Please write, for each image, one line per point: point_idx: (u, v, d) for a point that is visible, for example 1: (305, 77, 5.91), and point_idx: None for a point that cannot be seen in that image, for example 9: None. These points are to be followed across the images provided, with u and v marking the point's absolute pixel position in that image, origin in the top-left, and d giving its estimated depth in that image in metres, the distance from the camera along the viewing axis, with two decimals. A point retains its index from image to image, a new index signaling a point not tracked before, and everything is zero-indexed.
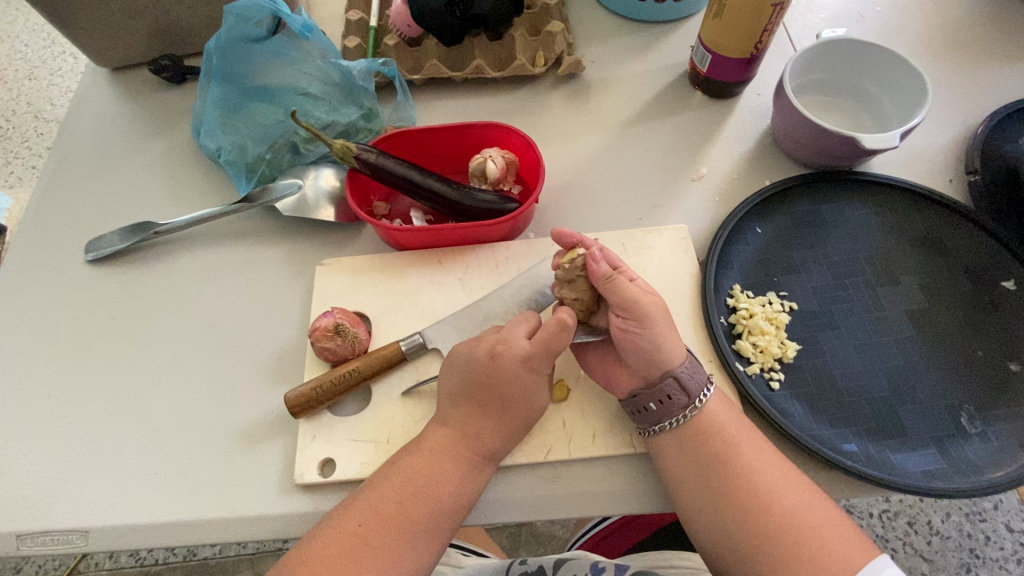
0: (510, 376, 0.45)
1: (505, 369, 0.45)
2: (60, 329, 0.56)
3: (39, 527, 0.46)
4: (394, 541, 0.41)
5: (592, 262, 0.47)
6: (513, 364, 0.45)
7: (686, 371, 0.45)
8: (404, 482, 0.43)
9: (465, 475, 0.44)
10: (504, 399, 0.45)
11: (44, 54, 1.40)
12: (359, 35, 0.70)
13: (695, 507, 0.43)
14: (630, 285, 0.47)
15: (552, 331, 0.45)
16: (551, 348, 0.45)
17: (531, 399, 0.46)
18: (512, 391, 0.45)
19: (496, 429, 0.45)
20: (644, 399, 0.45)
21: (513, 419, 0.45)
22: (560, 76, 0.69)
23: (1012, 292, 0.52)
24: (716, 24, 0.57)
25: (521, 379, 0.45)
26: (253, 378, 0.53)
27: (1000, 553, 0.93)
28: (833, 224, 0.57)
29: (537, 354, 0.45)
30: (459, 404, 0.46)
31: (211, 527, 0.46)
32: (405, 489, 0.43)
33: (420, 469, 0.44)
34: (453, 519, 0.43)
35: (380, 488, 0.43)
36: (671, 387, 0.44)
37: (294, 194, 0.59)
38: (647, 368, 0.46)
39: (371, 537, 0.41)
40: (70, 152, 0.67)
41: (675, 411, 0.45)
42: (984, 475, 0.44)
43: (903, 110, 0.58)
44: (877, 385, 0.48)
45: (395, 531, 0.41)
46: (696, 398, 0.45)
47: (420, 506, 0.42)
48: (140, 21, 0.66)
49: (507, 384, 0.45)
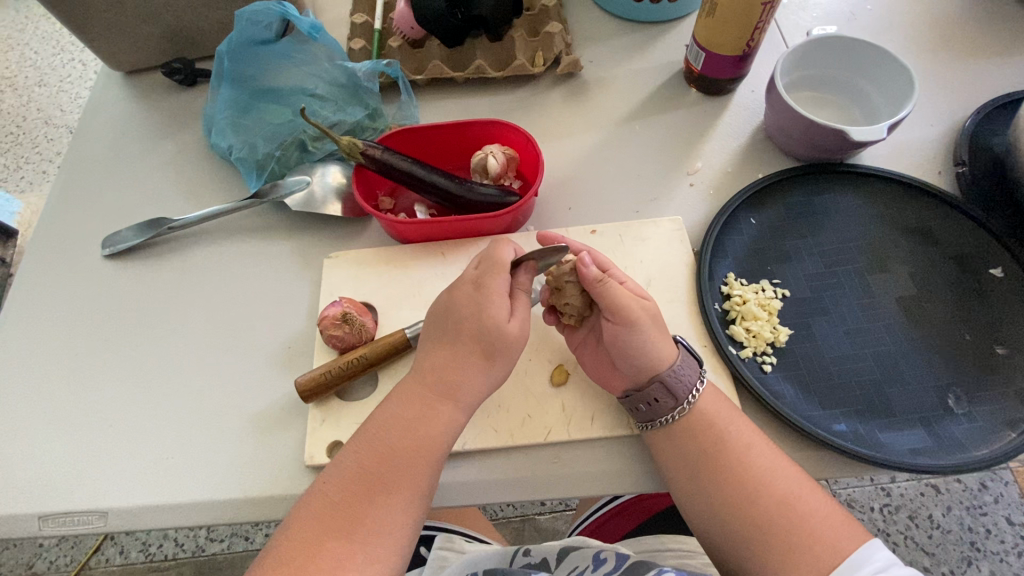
0: (462, 301, 0.48)
1: (458, 296, 0.48)
2: (79, 321, 0.58)
3: (61, 507, 0.49)
4: (366, 496, 0.43)
5: (581, 265, 0.48)
6: (465, 291, 0.48)
7: (674, 375, 0.46)
8: (371, 437, 0.45)
9: (429, 420, 0.45)
10: (457, 320, 0.47)
11: (53, 61, 1.43)
12: (365, 37, 0.73)
13: (690, 487, 0.45)
14: (617, 288, 0.48)
15: (489, 249, 0.50)
16: (493, 261, 0.49)
17: (485, 314, 0.47)
18: (464, 311, 0.47)
19: (455, 360, 0.47)
20: (635, 400, 0.47)
21: (472, 342, 0.47)
22: (559, 75, 0.71)
23: (999, 279, 0.53)
24: (708, 22, 0.59)
25: (473, 298, 0.47)
26: (264, 367, 0.55)
27: (1001, 546, 0.94)
28: (824, 214, 0.58)
29: (484, 275, 0.48)
30: (425, 346, 0.49)
31: (225, 507, 0.48)
32: (373, 443, 0.45)
33: (386, 422, 0.45)
34: (427, 467, 0.44)
35: (350, 449, 0.45)
36: (659, 390, 0.46)
37: (303, 190, 0.61)
38: (637, 372, 0.47)
39: (344, 495, 0.43)
40: (86, 152, 0.69)
41: (664, 412, 0.46)
42: (969, 452, 0.46)
43: (891, 102, 0.60)
44: (866, 368, 0.50)
45: (368, 485, 0.43)
46: (684, 400, 0.46)
47: (387, 457, 0.44)
48: (154, 26, 0.69)
49: (460, 310, 0.47)
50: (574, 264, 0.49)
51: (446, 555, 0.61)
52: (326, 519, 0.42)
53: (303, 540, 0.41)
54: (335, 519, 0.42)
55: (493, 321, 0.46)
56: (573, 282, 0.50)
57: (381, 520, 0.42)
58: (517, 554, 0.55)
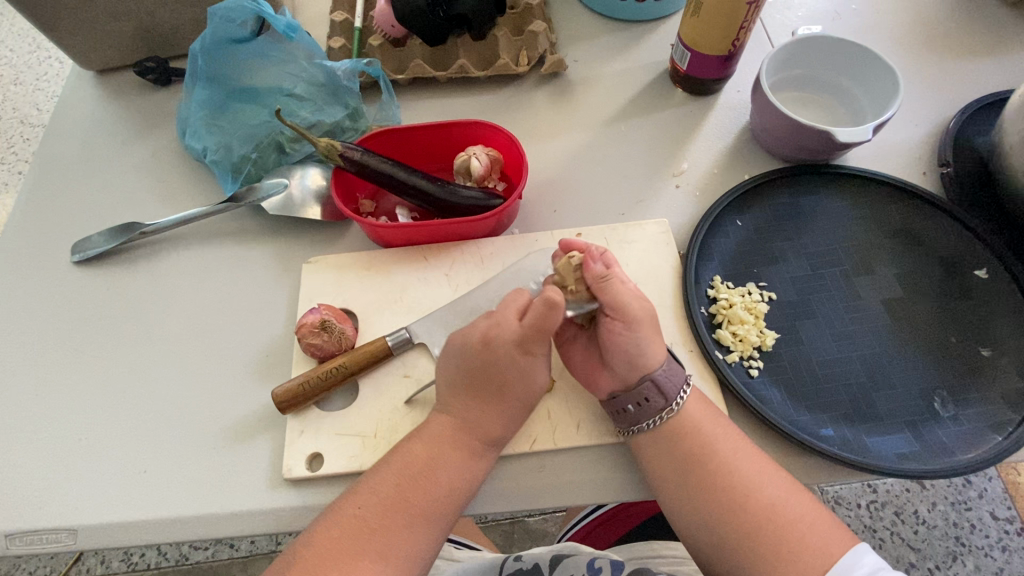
0: (506, 361, 0.45)
1: (500, 353, 0.45)
2: (48, 329, 0.56)
3: (28, 526, 0.47)
4: (398, 523, 0.42)
5: (589, 260, 0.49)
6: (508, 348, 0.45)
7: (664, 374, 0.46)
8: (409, 467, 0.44)
9: (471, 458, 0.45)
10: (500, 381, 0.46)
11: (28, 59, 1.39)
12: (344, 35, 0.71)
13: (680, 494, 0.44)
14: (621, 287, 0.48)
15: (543, 314, 0.45)
16: (543, 330, 0.45)
17: (531, 378, 0.46)
18: (507, 371, 0.46)
19: (501, 412, 0.46)
20: (623, 401, 0.46)
21: (515, 401, 0.46)
22: (543, 75, 0.70)
23: (984, 280, 0.53)
24: (693, 21, 0.58)
25: (518, 361, 0.46)
26: (241, 375, 0.53)
27: (985, 541, 0.95)
28: (811, 216, 0.58)
29: (530, 337, 0.46)
30: (455, 391, 0.46)
31: (201, 521, 0.47)
32: (409, 472, 0.44)
33: (426, 453, 0.45)
34: (458, 501, 0.44)
35: (380, 475, 0.44)
36: (649, 390, 0.45)
37: (281, 192, 0.60)
38: (627, 372, 0.46)
39: (376, 520, 0.42)
40: (56, 154, 0.67)
41: (653, 413, 0.45)
42: (956, 456, 0.45)
43: (876, 102, 0.60)
44: (853, 371, 0.49)
45: (401, 512, 0.43)
46: (673, 401, 0.46)
47: (423, 487, 0.43)
48: (125, 24, 0.67)
49: (504, 369, 0.46)
50: (580, 259, 0.49)
51: (439, 563, 0.60)
52: (355, 542, 0.41)
53: (323, 563, 0.40)
54: (366, 543, 0.41)
55: (535, 385, 0.47)
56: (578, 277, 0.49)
57: (408, 547, 0.42)
58: (510, 561, 0.56)
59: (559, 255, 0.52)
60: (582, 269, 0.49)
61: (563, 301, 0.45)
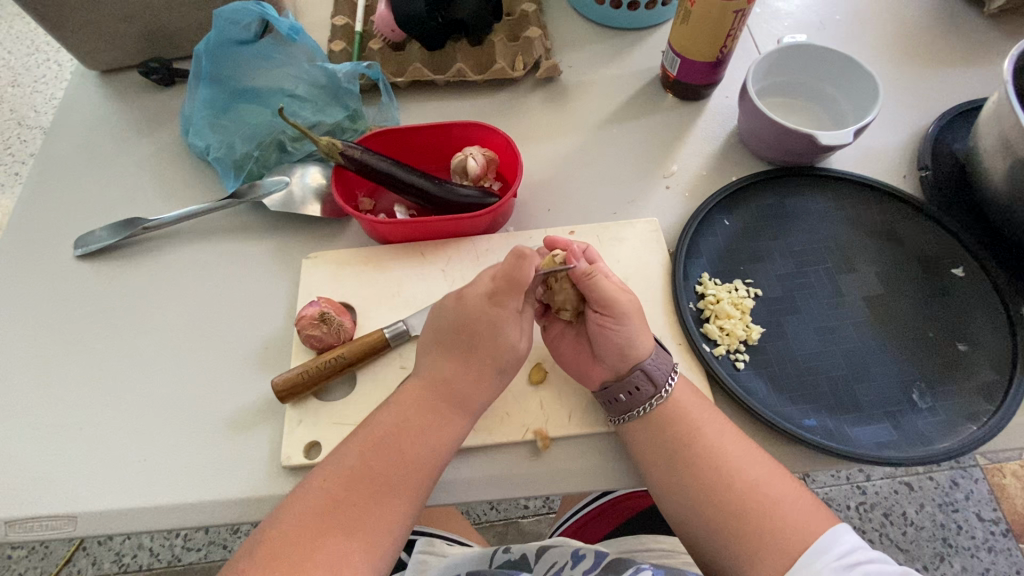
0: (476, 314, 0.48)
1: (471, 308, 0.48)
2: (50, 322, 0.57)
3: (28, 512, 0.47)
4: (367, 503, 0.43)
5: (570, 258, 0.51)
6: (478, 302, 0.48)
7: (653, 363, 0.48)
8: (372, 439, 0.45)
9: (439, 431, 0.46)
10: (472, 334, 0.48)
11: (27, 62, 1.40)
12: (345, 39, 0.73)
13: (670, 479, 0.46)
14: (606, 282, 0.49)
15: (513, 264, 0.48)
16: (512, 279, 0.48)
17: (499, 333, 0.48)
18: (478, 325, 0.48)
19: (469, 373, 0.47)
20: (614, 391, 0.47)
21: (485, 355, 0.48)
22: (539, 79, 0.72)
23: (961, 278, 0.55)
24: (683, 28, 0.61)
25: (487, 313, 0.48)
26: (241, 367, 0.54)
27: (972, 542, 0.97)
28: (796, 216, 0.60)
29: (501, 288, 0.48)
30: (430, 351, 0.49)
31: (200, 508, 0.47)
32: (375, 444, 0.45)
33: (390, 423, 0.46)
34: (426, 470, 0.45)
35: (346, 449, 0.45)
36: (639, 378, 0.47)
37: (280, 191, 0.61)
38: (618, 362, 0.48)
39: (341, 492, 0.43)
40: (59, 151, 0.68)
41: (643, 401, 0.47)
42: (933, 445, 0.47)
43: (858, 108, 0.62)
44: (834, 364, 0.51)
45: (367, 484, 0.44)
46: (663, 387, 0.47)
47: (390, 457, 0.44)
48: (132, 26, 0.68)
49: (494, 354, 0.48)
50: (563, 258, 0.51)
51: (427, 558, 0.60)
52: (324, 515, 0.42)
53: (292, 536, 0.41)
54: (333, 519, 0.42)
55: (508, 341, 0.48)
56: (564, 278, 0.50)
57: (379, 524, 0.43)
58: (497, 553, 0.55)
59: (543, 254, 0.54)
60: (567, 267, 0.50)
61: (533, 253, 0.48)
